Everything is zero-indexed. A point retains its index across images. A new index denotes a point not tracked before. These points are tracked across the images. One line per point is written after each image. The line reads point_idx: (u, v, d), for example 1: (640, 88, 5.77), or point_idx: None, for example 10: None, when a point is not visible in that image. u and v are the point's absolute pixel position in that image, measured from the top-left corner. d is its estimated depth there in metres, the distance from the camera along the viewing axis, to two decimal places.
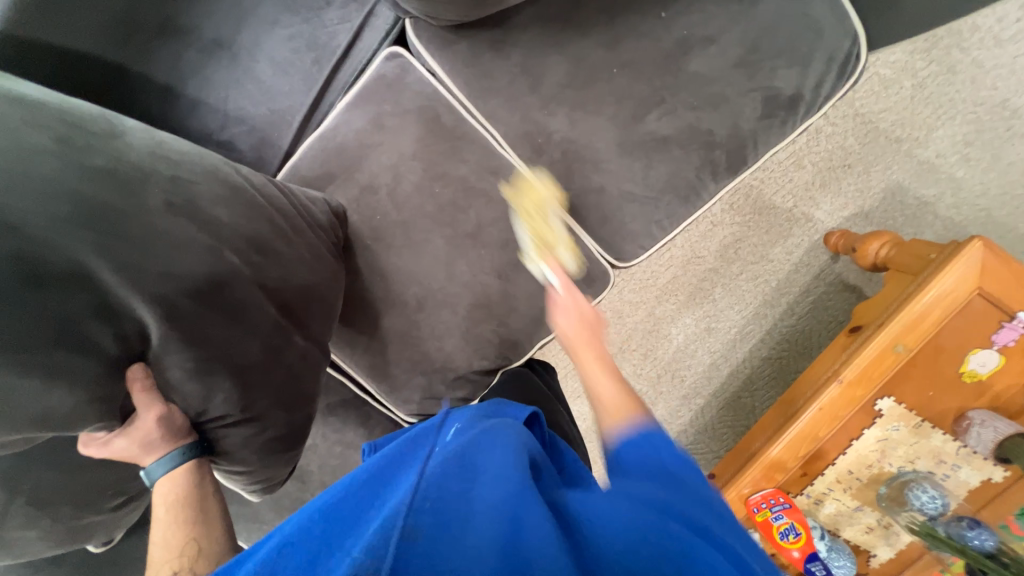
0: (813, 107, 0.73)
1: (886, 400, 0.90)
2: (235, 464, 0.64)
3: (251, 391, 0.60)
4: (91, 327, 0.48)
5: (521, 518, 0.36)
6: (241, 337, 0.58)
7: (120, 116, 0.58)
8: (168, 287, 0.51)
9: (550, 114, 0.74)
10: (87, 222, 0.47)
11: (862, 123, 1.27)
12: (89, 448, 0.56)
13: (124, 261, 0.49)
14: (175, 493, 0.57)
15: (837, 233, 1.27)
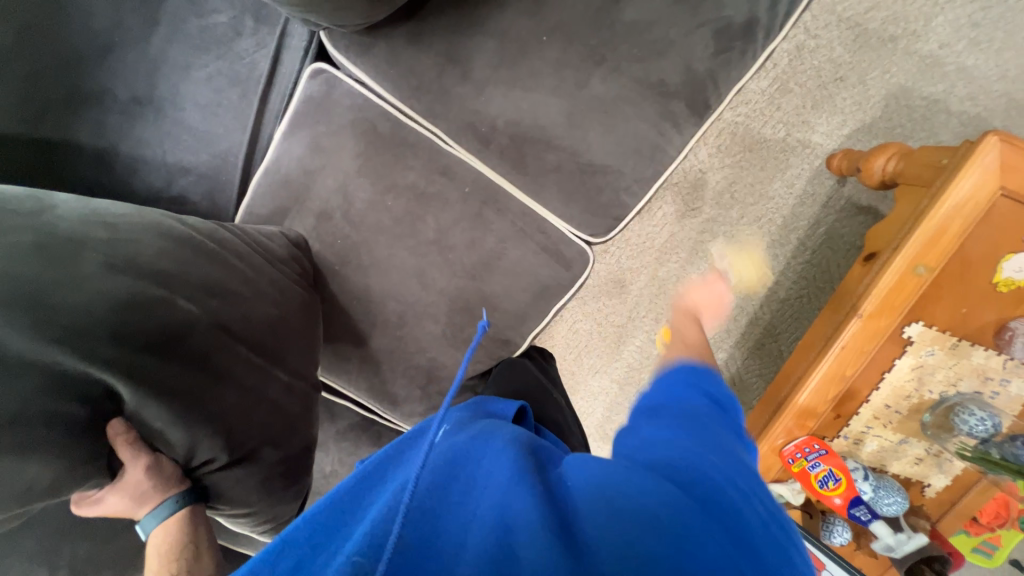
0: (773, 30, 0.66)
1: (914, 326, 0.83)
2: (234, 507, 0.63)
3: (238, 437, 0.60)
4: (53, 397, 0.48)
5: (510, 511, 0.33)
6: (213, 383, 0.57)
7: (52, 193, 0.57)
8: (123, 347, 0.51)
9: (487, 99, 0.69)
10: (23, 298, 0.47)
11: (848, 29, 1.16)
12: (82, 507, 0.56)
13: (67, 330, 0.48)
14: (170, 545, 0.56)
15: (839, 154, 1.17)
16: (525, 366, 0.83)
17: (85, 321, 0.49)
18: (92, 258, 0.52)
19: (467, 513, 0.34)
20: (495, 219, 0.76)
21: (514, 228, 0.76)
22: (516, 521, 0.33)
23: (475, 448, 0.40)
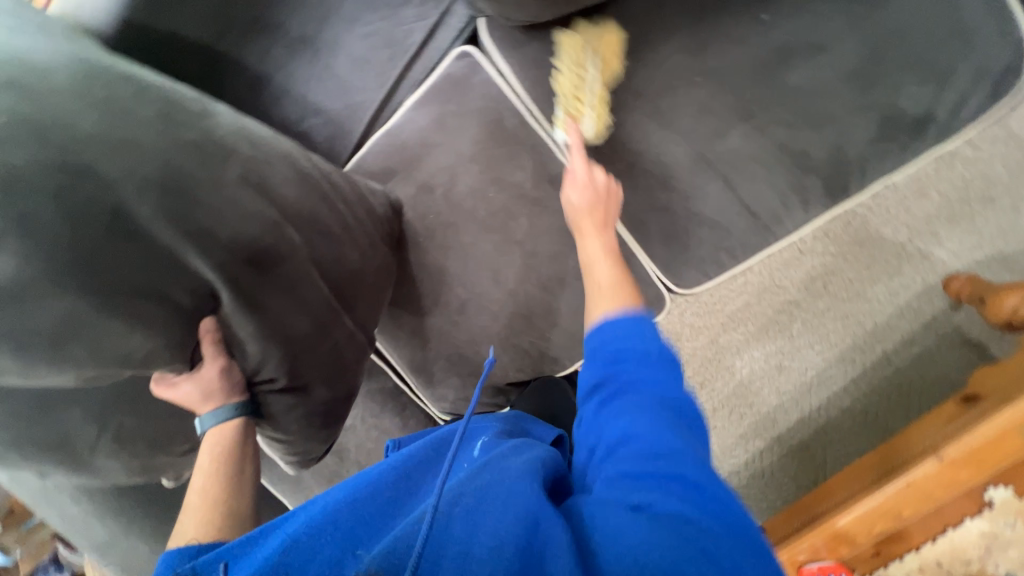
0: (947, 132, 0.61)
1: (999, 490, 0.85)
2: (276, 430, 0.68)
3: (298, 365, 0.63)
4: (167, 280, 0.51)
5: (540, 524, 0.37)
6: (294, 309, 0.60)
7: (213, 101, 0.63)
8: (235, 254, 0.54)
9: (618, 123, 0.68)
10: (171, 185, 0.51)
11: (1014, 150, 1.07)
12: (161, 386, 0.61)
13: (195, 226, 0.52)
14: (222, 447, 0.60)
15: (961, 277, 1.07)
16: (563, 390, 0.83)
17: (216, 224, 0.53)
18: (235, 170, 0.57)
19: (489, 524, 0.38)
20: None
21: None
22: (543, 525, 0.37)
23: (493, 470, 0.44)
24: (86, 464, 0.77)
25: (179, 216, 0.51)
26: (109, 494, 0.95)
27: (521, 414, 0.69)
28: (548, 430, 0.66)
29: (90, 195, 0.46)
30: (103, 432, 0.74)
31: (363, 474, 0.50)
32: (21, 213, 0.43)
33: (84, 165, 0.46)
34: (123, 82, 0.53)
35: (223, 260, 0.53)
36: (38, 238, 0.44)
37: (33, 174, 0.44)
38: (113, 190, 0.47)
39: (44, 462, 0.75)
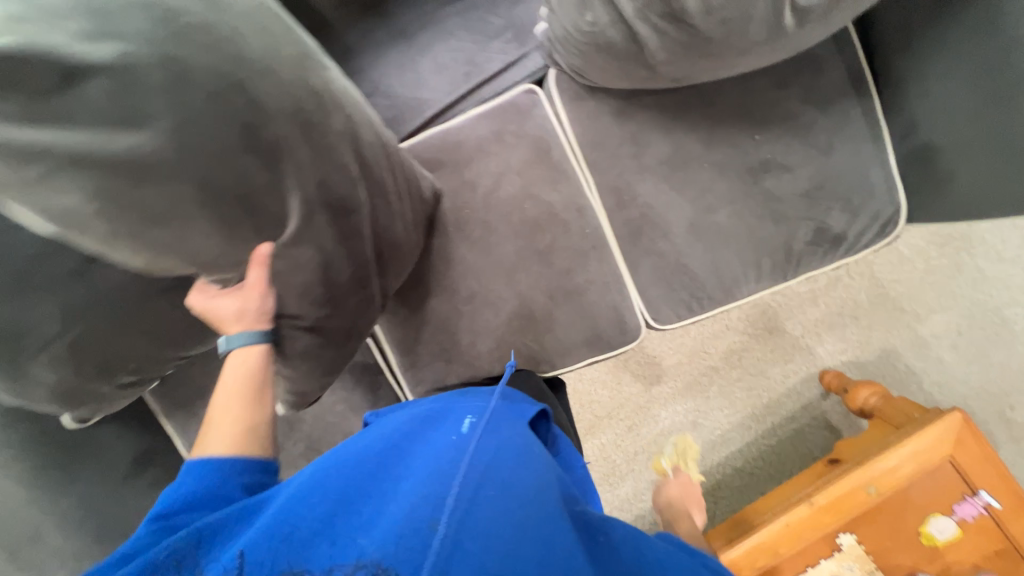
0: (850, 250, 0.86)
1: (846, 536, 1.06)
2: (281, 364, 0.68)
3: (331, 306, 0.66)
4: (263, 199, 0.52)
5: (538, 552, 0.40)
6: (341, 256, 0.62)
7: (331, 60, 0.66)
8: (317, 194, 0.55)
9: (641, 179, 0.86)
10: (294, 119, 0.52)
11: (876, 287, 1.39)
12: (198, 296, 0.61)
13: (299, 158, 0.53)
14: (247, 370, 0.61)
15: (831, 372, 1.38)
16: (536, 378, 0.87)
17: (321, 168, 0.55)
18: (339, 119, 0.58)
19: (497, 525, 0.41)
20: (594, 264, 0.89)
21: (603, 279, 0.89)
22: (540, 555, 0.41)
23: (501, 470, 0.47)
24: (16, 373, 0.68)
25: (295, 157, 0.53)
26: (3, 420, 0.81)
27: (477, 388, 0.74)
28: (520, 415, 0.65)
29: (239, 110, 0.48)
30: (63, 335, 0.67)
31: (342, 458, 0.50)
32: (179, 101, 0.45)
33: (239, 80, 0.48)
34: (274, 15, 0.56)
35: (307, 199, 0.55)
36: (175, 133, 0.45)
37: (200, 73, 0.46)
38: (256, 109, 0.49)
39: None
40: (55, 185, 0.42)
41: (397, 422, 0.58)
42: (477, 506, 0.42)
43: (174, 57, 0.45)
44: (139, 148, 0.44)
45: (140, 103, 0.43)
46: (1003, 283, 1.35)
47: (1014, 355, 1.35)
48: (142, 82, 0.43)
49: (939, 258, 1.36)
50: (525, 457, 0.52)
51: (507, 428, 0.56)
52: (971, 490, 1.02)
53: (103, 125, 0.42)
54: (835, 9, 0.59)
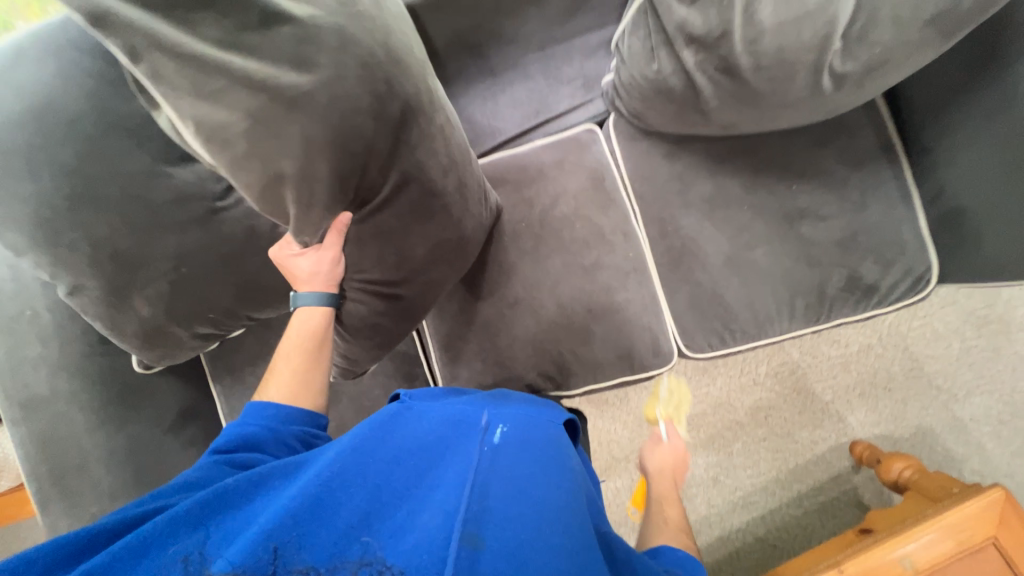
0: (882, 302, 0.91)
1: None
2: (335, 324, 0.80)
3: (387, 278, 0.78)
4: (373, 164, 0.64)
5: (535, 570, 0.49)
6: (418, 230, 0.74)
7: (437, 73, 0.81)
8: (413, 173, 0.69)
9: (684, 213, 0.95)
10: (410, 104, 0.64)
11: (911, 360, 1.37)
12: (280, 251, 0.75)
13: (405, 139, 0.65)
14: (309, 332, 0.76)
15: (863, 443, 1.34)
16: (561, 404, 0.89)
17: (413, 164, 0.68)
18: (439, 118, 0.71)
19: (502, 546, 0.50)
20: (633, 286, 0.95)
21: (641, 300, 0.95)
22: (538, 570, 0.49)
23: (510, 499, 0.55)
24: (120, 303, 0.78)
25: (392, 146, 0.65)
26: (84, 353, 0.90)
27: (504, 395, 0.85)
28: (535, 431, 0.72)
29: (381, 83, 0.61)
30: (171, 274, 0.77)
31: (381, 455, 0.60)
32: (343, 61, 0.57)
33: (383, 62, 0.61)
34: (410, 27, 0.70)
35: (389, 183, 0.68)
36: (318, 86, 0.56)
37: (361, 48, 0.59)
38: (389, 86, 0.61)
39: (88, 276, 0.74)
40: (223, 102, 0.54)
41: (429, 427, 0.67)
42: (486, 531, 0.51)
43: (346, 31, 0.58)
44: (297, 86, 0.56)
45: (312, 53, 0.56)
46: None
47: None
48: (318, 41, 0.56)
49: (977, 339, 1.35)
50: (540, 480, 0.60)
51: (527, 452, 0.65)
52: None
53: (280, 62, 0.55)
54: (871, 77, 0.69)
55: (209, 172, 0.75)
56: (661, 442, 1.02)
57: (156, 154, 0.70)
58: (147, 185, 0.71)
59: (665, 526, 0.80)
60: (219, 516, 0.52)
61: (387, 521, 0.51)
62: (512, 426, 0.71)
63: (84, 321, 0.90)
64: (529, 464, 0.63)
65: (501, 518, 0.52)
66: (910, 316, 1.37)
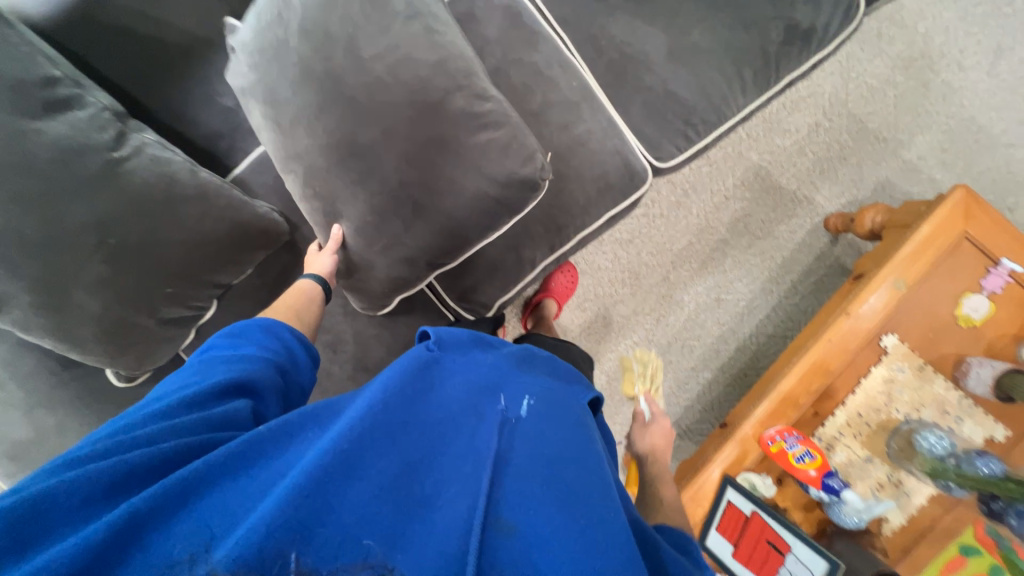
0: (822, 44, 0.91)
1: (891, 338, 1.10)
2: (403, 275, 0.86)
3: (390, 218, 0.81)
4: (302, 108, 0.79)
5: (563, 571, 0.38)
6: (360, 168, 0.79)
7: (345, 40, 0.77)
8: (331, 109, 0.78)
9: (613, 21, 0.91)
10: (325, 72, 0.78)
11: (854, 122, 1.43)
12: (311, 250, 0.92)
13: (337, 93, 0.77)
14: (306, 284, 0.85)
15: (835, 215, 1.42)
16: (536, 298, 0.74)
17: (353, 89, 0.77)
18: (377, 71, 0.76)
19: (523, 548, 0.40)
20: (588, 113, 0.91)
21: (600, 126, 0.92)
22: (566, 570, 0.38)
23: (540, 472, 0.46)
24: (63, 300, 0.71)
25: (326, 98, 0.77)
26: (49, 382, 0.82)
27: (532, 348, 0.71)
28: (576, 404, 0.61)
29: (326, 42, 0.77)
30: (101, 248, 0.70)
31: (400, 411, 0.48)
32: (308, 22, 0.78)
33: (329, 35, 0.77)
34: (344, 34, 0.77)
35: (328, 125, 0.78)
36: (316, 72, 0.78)
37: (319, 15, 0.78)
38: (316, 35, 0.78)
39: (11, 279, 0.68)
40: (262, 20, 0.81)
41: (453, 383, 0.55)
42: (507, 520, 0.41)
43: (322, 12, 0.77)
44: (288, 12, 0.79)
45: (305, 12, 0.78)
46: (972, 92, 1.39)
47: (1001, 159, 1.39)
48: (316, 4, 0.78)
49: (906, 81, 1.41)
50: (581, 452, 0.50)
51: (565, 421, 0.55)
52: (994, 262, 1.06)
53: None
54: None
55: (88, 120, 0.70)
56: (647, 423, 0.95)
57: (15, 106, 0.65)
58: (19, 143, 0.65)
59: (660, 504, 0.74)
60: (207, 491, 0.42)
61: (416, 490, 0.43)
62: (545, 388, 0.60)
63: (37, 349, 0.82)
64: (566, 431, 0.53)
65: (540, 497, 0.44)
66: (844, 82, 1.43)
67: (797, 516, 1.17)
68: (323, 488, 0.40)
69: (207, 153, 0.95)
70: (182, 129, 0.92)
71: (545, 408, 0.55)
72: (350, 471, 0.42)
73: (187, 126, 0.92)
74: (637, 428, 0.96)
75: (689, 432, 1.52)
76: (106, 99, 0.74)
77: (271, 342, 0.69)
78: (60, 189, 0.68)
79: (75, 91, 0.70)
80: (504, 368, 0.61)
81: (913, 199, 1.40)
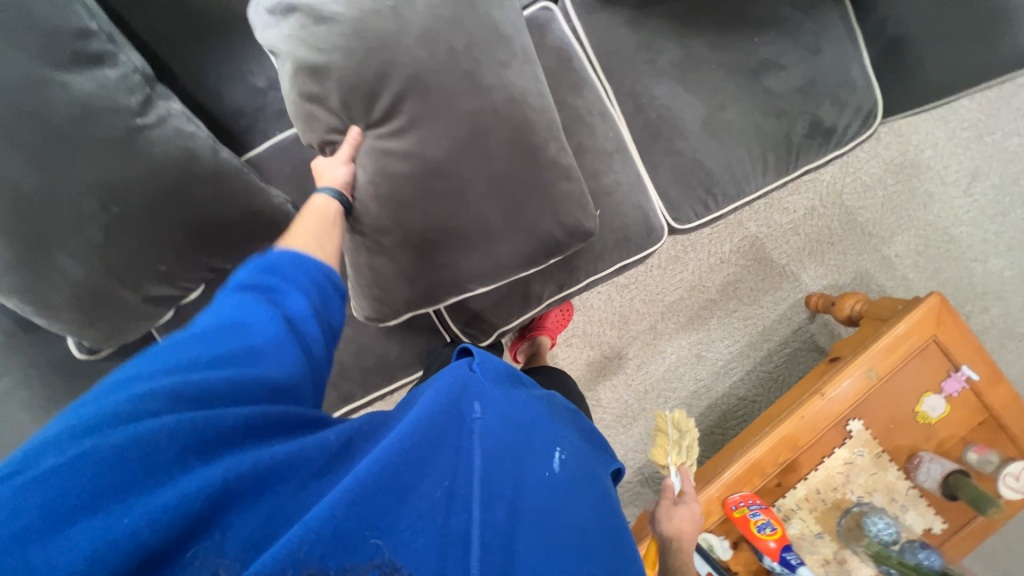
0: (839, 144, 0.98)
1: (855, 423, 1.16)
2: (431, 296, 0.86)
3: (435, 240, 0.81)
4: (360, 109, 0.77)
5: None
6: (425, 187, 0.78)
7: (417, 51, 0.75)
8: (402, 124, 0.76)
9: (656, 84, 0.94)
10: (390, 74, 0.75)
11: (845, 213, 1.53)
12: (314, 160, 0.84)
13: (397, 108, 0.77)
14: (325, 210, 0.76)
15: (816, 295, 1.51)
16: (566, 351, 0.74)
17: (416, 106, 0.76)
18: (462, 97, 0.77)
19: None
20: (619, 165, 0.94)
21: (628, 179, 0.94)
22: None
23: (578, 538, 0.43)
24: (42, 263, 0.65)
25: (393, 111, 0.77)
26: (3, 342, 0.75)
27: (557, 397, 0.69)
28: (599, 463, 0.60)
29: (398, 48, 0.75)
30: (102, 216, 0.65)
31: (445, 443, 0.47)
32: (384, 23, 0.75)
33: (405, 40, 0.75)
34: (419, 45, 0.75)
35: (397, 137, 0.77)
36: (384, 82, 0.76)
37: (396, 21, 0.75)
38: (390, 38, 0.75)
39: None
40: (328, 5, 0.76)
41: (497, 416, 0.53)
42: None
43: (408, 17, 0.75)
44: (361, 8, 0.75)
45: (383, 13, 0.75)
46: (949, 205, 1.53)
47: (965, 270, 1.52)
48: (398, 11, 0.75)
49: (895, 185, 1.53)
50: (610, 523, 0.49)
51: (596, 488, 0.53)
52: (955, 367, 1.15)
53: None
54: None
55: (117, 80, 0.67)
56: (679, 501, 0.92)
57: (39, 53, 0.61)
58: (38, 93, 0.60)
59: None
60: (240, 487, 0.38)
61: (454, 528, 0.40)
62: (575, 445, 0.58)
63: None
64: (598, 499, 0.51)
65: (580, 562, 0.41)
66: (842, 175, 1.53)
67: None
68: (363, 512, 0.38)
69: (226, 130, 0.90)
70: (204, 99, 0.87)
71: (580, 468, 0.53)
72: (396, 493, 0.41)
73: (211, 98, 0.87)
74: (666, 505, 0.93)
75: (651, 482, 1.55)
76: (138, 61, 0.70)
77: (311, 279, 0.64)
78: (69, 144, 0.63)
79: (108, 49, 0.67)
80: (539, 412, 0.60)
81: (886, 292, 1.50)
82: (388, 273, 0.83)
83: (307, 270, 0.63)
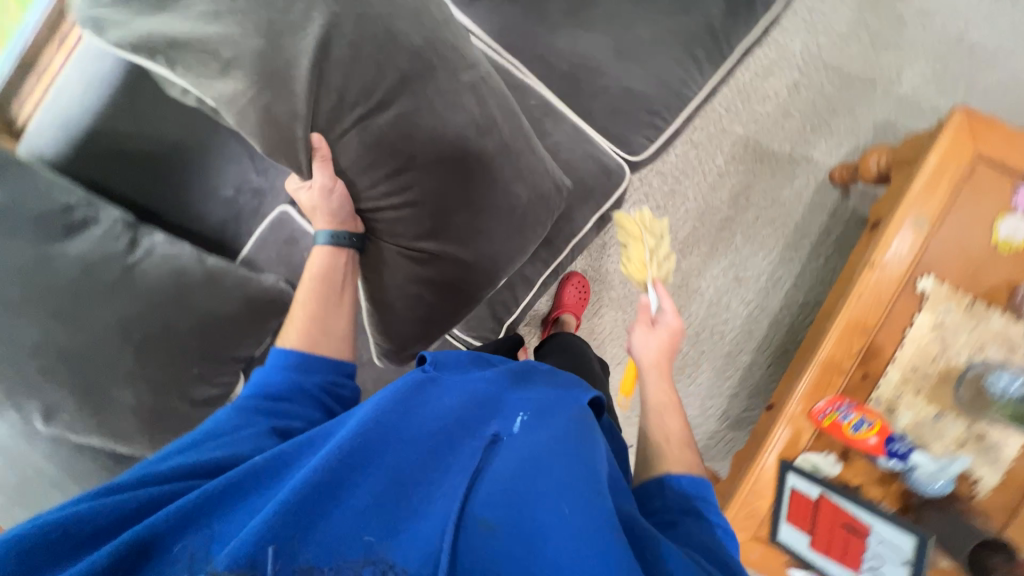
0: (767, 7, 0.91)
1: (927, 280, 1.02)
2: (466, 289, 0.90)
3: (453, 237, 0.85)
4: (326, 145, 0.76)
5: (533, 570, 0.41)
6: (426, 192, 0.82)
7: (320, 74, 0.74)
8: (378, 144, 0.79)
9: (556, 38, 0.94)
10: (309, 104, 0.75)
11: (834, 72, 1.39)
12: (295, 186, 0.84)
13: None
14: (323, 270, 0.82)
15: (838, 167, 1.36)
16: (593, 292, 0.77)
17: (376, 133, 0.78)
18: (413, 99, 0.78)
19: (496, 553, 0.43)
20: (552, 127, 0.94)
21: (567, 135, 0.94)
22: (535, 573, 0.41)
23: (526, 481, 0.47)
24: (103, 401, 0.78)
25: None
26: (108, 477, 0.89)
27: (535, 362, 0.71)
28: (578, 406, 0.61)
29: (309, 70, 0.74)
30: (128, 346, 0.77)
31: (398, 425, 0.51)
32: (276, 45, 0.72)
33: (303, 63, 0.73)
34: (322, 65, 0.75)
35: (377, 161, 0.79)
36: None
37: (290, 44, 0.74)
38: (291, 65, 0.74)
39: (57, 388, 0.75)
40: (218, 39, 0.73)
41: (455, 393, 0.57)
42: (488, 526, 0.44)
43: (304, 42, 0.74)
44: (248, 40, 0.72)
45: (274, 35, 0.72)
46: (953, 11, 1.34)
47: (1002, 71, 1.31)
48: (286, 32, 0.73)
49: (877, 20, 1.37)
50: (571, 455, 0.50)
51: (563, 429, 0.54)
52: (1020, 177, 0.99)
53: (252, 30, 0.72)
54: None
55: (104, 234, 0.80)
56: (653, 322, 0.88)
57: (41, 238, 0.76)
58: (47, 268, 0.74)
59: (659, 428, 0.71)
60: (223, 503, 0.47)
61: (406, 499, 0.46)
62: (545, 398, 0.59)
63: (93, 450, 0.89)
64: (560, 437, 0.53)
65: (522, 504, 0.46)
66: (814, 36, 1.40)
67: (875, 492, 1.07)
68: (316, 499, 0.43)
69: (217, 243, 1.03)
70: (190, 226, 1.01)
71: (541, 416, 0.55)
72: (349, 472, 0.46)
73: (195, 222, 1.00)
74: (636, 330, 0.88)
75: (740, 422, 1.45)
76: (116, 213, 0.83)
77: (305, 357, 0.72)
78: (83, 299, 0.76)
79: (89, 213, 0.81)
80: (501, 380, 0.62)
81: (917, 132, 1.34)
82: (428, 304, 0.90)
83: (309, 366, 0.71)
